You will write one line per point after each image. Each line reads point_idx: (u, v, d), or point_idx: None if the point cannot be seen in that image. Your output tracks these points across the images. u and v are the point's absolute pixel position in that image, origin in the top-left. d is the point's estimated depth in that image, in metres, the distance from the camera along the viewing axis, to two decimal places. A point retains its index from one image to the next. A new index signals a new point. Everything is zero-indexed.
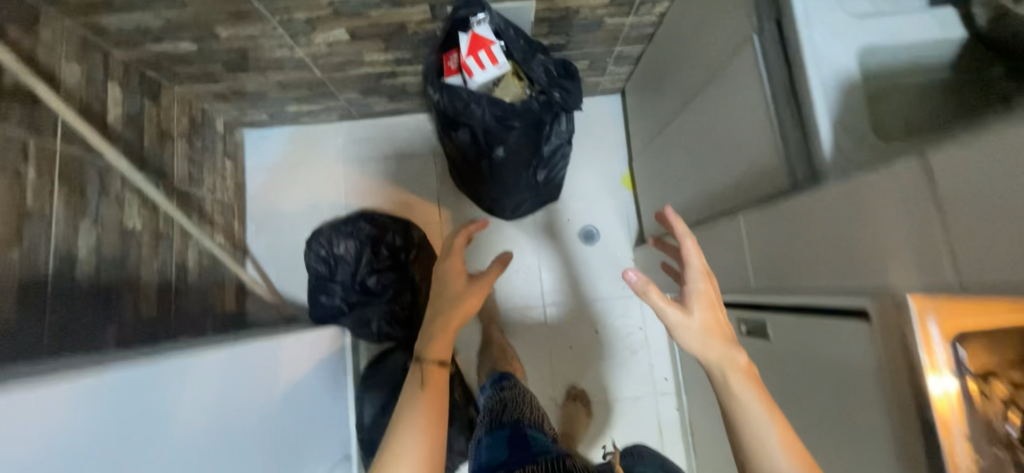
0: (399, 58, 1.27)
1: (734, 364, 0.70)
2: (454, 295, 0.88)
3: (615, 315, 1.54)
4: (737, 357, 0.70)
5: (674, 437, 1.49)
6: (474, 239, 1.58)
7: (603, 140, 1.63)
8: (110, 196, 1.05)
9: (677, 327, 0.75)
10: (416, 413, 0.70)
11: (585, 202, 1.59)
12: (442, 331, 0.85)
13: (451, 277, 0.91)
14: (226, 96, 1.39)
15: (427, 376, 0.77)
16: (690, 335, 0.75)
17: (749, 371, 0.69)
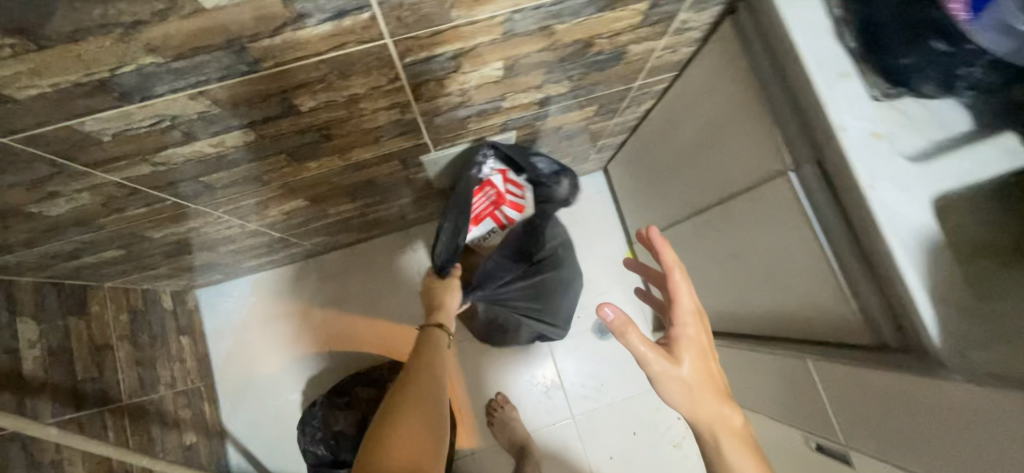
0: (370, 201, 1.11)
1: (728, 427, 0.68)
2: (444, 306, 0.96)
3: (649, 409, 1.42)
4: (728, 415, 0.68)
5: None
6: (483, 358, 1.44)
7: (598, 220, 1.52)
8: (43, 468, 0.83)
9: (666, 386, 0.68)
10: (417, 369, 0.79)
11: (594, 292, 1.48)
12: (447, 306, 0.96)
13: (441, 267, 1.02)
14: (170, 274, 1.18)
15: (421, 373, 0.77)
16: (677, 391, 0.69)
17: (736, 427, 0.69)
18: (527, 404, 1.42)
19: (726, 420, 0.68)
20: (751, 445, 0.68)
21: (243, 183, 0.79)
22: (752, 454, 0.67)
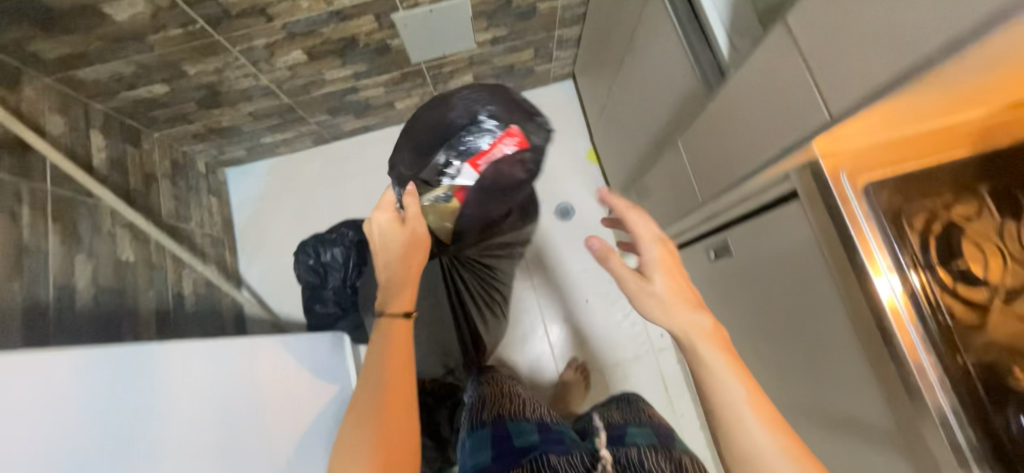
0: (358, 71, 1.36)
1: (700, 332, 0.61)
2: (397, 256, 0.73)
3: (601, 282, 1.59)
4: (701, 321, 0.62)
5: (680, 389, 1.51)
6: None
7: (565, 122, 1.71)
8: (101, 232, 1.12)
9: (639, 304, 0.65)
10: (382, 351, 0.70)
11: (558, 181, 1.67)
12: (408, 286, 0.74)
13: (393, 223, 0.73)
14: (203, 136, 1.48)
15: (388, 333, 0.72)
16: (655, 309, 0.64)
17: (719, 336, 0.61)
18: None
19: (696, 326, 0.62)
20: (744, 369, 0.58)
21: (250, 15, 1.06)
22: (745, 373, 0.58)
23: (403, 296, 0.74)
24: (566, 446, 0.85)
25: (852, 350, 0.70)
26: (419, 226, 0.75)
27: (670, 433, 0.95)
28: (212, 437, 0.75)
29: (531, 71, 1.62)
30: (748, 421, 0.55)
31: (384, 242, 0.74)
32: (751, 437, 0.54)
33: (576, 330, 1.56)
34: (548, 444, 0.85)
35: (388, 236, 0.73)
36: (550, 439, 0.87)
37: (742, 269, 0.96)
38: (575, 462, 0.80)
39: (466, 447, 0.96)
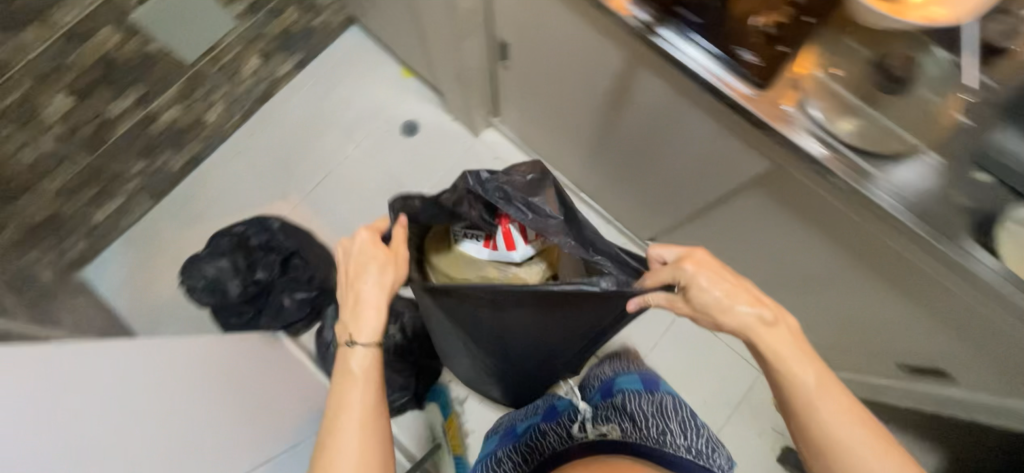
0: (140, 94, 1.38)
1: (747, 324, 0.69)
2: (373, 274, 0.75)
3: (471, 164, 1.74)
4: (742, 316, 0.69)
5: None
6: (330, 198, 1.72)
7: (369, 60, 1.83)
8: None
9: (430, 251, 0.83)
10: (349, 372, 0.75)
11: (392, 108, 1.79)
12: (373, 319, 0.75)
13: (368, 248, 0.76)
14: (27, 239, 1.41)
15: (359, 358, 0.75)
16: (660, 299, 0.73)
17: (775, 323, 0.70)
18: (379, 211, 1.72)
19: (743, 323, 0.69)
20: (807, 349, 0.70)
21: None
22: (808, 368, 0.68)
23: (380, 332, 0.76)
24: (557, 411, 1.11)
25: (580, 25, 0.90)
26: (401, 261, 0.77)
27: (655, 380, 1.18)
28: (128, 430, 0.79)
29: (311, 30, 1.71)
30: (806, 380, 0.68)
31: (371, 273, 0.75)
32: (805, 385, 0.68)
33: None
34: (546, 418, 1.11)
35: (372, 282, 0.75)
36: (547, 414, 1.12)
37: (518, 49, 1.14)
38: (560, 419, 1.07)
39: (485, 446, 1.29)
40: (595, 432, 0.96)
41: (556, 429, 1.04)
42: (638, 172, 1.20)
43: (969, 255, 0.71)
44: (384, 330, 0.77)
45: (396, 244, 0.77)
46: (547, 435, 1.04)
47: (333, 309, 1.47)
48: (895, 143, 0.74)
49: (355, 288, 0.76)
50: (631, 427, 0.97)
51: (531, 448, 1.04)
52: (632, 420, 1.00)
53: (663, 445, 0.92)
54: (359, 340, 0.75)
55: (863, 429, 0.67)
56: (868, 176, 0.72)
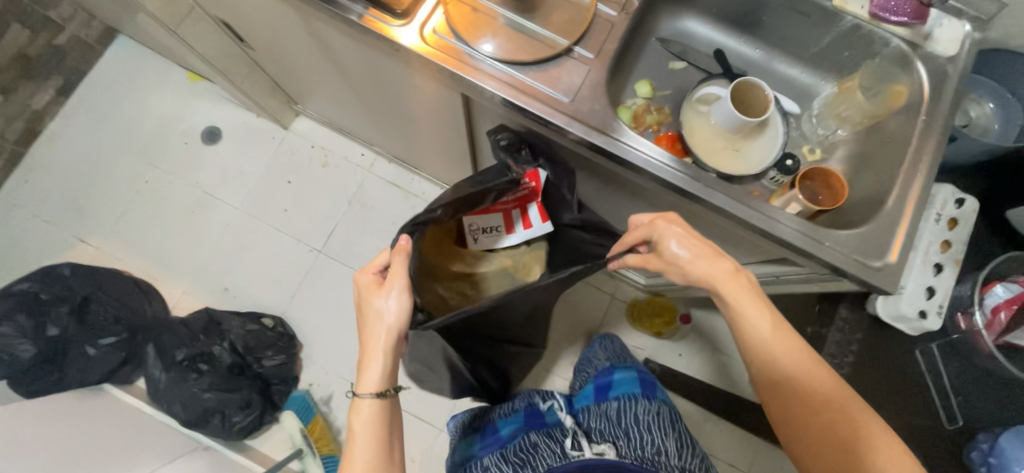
0: None
1: (724, 272, 0.69)
2: (378, 309, 0.74)
3: (286, 158, 1.63)
4: (725, 266, 0.69)
5: (408, 178, 1.64)
6: (135, 227, 1.56)
7: (147, 69, 1.65)
8: None
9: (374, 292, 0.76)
10: (369, 420, 0.73)
11: (185, 117, 1.63)
12: (379, 359, 0.74)
13: (371, 291, 0.76)
14: None
15: (365, 412, 0.73)
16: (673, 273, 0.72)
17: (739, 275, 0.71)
18: (197, 231, 1.57)
19: (709, 273, 0.70)
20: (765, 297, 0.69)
21: None
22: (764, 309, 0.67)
23: (389, 375, 0.75)
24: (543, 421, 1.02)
25: None
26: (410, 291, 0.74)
27: (653, 388, 1.10)
28: None
29: (59, 48, 1.52)
30: (760, 324, 0.68)
31: (382, 308, 0.74)
32: (758, 327, 0.67)
33: (303, 208, 1.61)
34: (530, 428, 1.00)
35: (379, 308, 0.74)
36: (532, 421, 1.03)
37: (237, 23, 1.05)
38: (550, 432, 0.96)
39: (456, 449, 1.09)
40: (592, 450, 0.84)
41: (548, 442, 0.92)
42: (410, 127, 1.16)
43: (624, 145, 0.69)
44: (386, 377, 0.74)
45: (394, 277, 0.74)
46: (538, 449, 0.91)
47: (151, 347, 1.35)
48: (542, 50, 0.71)
49: (370, 326, 0.75)
50: (625, 445, 0.88)
51: (522, 461, 0.91)
52: (626, 436, 0.91)
53: (655, 463, 0.83)
54: (363, 390, 0.73)
55: (799, 363, 0.66)
56: (522, 88, 0.70)
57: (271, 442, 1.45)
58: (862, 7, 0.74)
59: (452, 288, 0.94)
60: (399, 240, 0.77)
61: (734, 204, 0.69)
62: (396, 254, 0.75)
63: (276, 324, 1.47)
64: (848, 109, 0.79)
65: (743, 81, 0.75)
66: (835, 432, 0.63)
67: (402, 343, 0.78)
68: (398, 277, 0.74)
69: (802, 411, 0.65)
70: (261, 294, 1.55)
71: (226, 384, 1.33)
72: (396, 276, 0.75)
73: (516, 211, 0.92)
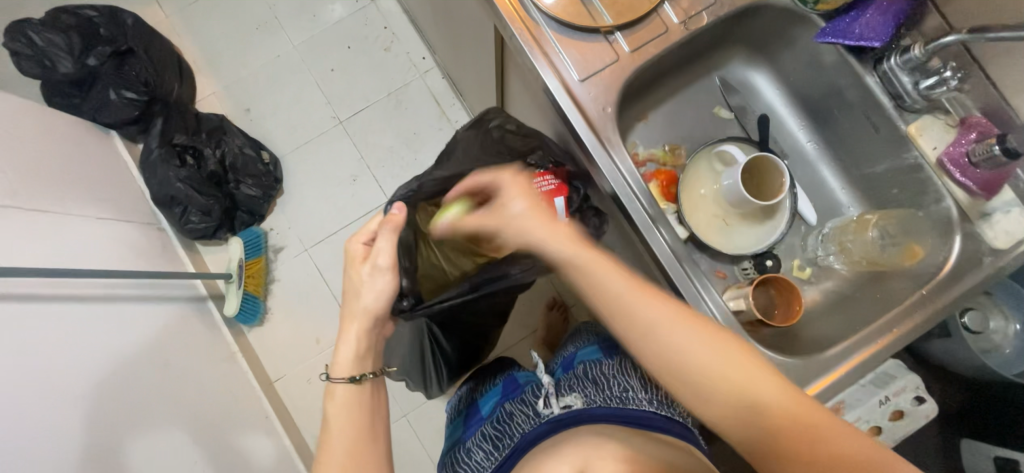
0: None
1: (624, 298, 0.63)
2: (361, 289, 0.64)
3: (357, 26, 1.66)
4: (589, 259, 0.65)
5: (450, 99, 1.62)
6: (205, 17, 1.65)
7: None
8: None
9: (359, 267, 0.65)
10: (340, 400, 0.66)
11: None
12: (354, 338, 0.65)
13: (357, 266, 0.65)
14: None
15: (338, 394, 0.65)
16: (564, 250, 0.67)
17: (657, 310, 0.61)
18: (251, 48, 1.65)
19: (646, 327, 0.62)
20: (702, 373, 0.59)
21: None
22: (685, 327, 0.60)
23: (364, 357, 0.67)
24: (519, 387, 0.92)
25: None
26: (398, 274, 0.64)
27: (616, 341, 0.97)
28: None
29: None
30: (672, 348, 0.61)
31: (364, 285, 0.64)
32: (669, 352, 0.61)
33: (347, 77, 1.64)
34: (507, 398, 0.91)
35: (365, 286, 0.64)
36: (507, 391, 0.93)
37: None
38: (523, 395, 0.88)
39: (448, 433, 1.01)
40: (560, 405, 0.79)
41: (523, 409, 0.84)
42: (459, 47, 1.14)
43: (611, 153, 0.65)
44: (364, 357, 0.66)
45: (379, 253, 0.63)
46: (511, 418, 0.84)
47: (160, 121, 1.43)
48: (584, 17, 0.66)
49: (348, 305, 0.66)
50: (595, 391, 0.81)
51: (500, 432, 0.83)
52: (595, 384, 0.83)
53: (624, 402, 0.77)
54: (337, 373, 0.65)
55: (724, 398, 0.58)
56: (543, 45, 0.66)
57: (216, 257, 1.56)
58: (934, 148, 0.65)
59: (459, 268, 0.76)
60: (393, 208, 0.64)
61: (679, 269, 0.65)
62: (386, 227, 0.63)
63: (271, 162, 1.55)
64: (854, 243, 0.70)
65: (761, 156, 0.69)
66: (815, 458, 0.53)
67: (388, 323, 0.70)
68: (383, 257, 0.63)
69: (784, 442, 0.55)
70: (272, 131, 1.61)
71: (201, 187, 1.42)
72: (382, 251, 0.63)
73: None
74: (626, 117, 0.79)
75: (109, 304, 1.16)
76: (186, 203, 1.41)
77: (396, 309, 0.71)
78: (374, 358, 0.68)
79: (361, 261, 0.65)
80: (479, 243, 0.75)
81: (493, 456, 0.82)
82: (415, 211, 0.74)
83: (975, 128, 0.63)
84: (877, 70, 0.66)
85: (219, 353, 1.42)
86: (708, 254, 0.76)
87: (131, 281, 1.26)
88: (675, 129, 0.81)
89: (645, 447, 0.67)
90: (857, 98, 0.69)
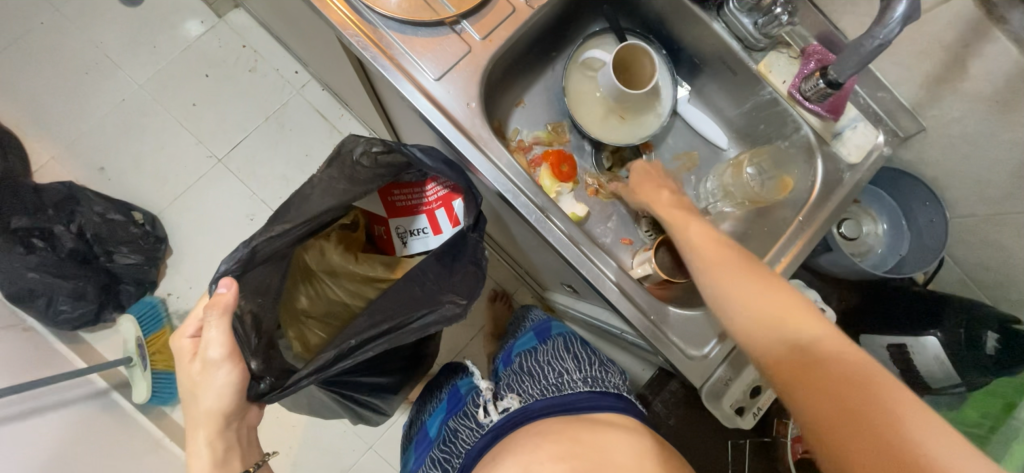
0: None
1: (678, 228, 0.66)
2: (197, 391, 0.56)
3: (211, 49, 1.48)
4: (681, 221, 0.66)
5: (337, 111, 1.51)
6: (19, 72, 1.40)
7: None
8: None
9: (190, 366, 0.57)
10: None
11: None
12: (207, 446, 0.57)
13: (188, 364, 0.57)
14: None
15: None
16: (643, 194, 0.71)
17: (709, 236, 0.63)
18: (88, 97, 1.42)
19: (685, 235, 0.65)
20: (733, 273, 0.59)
21: None
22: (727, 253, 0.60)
23: (227, 461, 0.59)
24: (462, 398, 0.90)
25: None
26: (239, 360, 0.56)
27: (548, 324, 0.97)
28: None
29: None
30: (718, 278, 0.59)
31: (200, 385, 0.56)
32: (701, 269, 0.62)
33: (213, 108, 1.47)
34: (451, 412, 0.89)
35: (202, 387, 0.56)
36: (452, 405, 0.91)
37: None
38: (465, 407, 0.86)
39: (402, 463, 0.99)
40: (498, 410, 0.79)
41: (465, 425, 0.83)
42: (322, 54, 1.04)
43: (487, 149, 0.62)
44: (226, 460, 0.58)
45: (209, 345, 0.55)
46: (457, 435, 0.83)
47: None
48: (426, 13, 0.61)
49: (188, 413, 0.57)
50: (530, 385, 0.81)
51: (447, 453, 0.83)
52: (530, 375, 0.83)
53: (560, 389, 0.78)
54: None
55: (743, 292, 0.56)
56: (388, 49, 0.61)
57: (110, 341, 1.37)
58: (783, 81, 0.68)
59: (361, 298, 0.78)
60: (218, 287, 0.55)
61: (579, 254, 0.64)
62: (212, 312, 0.55)
63: (146, 222, 1.36)
64: (734, 186, 0.72)
65: (627, 46, 0.68)
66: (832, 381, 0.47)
67: (251, 413, 0.62)
68: (212, 350, 0.55)
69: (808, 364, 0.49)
70: (139, 187, 1.41)
71: (63, 270, 1.23)
72: (212, 342, 0.55)
73: (441, 208, 0.74)
74: (502, 104, 0.76)
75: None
76: (48, 294, 1.22)
77: (253, 394, 0.58)
78: (241, 458, 0.60)
79: (192, 358, 0.57)
80: (375, 267, 0.78)
81: None
82: (267, 264, 0.65)
83: (814, 57, 0.67)
84: (721, 15, 0.68)
85: (141, 445, 1.26)
86: (601, 218, 0.78)
87: (3, 400, 1.03)
88: (554, 107, 0.79)
89: (579, 433, 0.68)
90: (711, 47, 0.71)
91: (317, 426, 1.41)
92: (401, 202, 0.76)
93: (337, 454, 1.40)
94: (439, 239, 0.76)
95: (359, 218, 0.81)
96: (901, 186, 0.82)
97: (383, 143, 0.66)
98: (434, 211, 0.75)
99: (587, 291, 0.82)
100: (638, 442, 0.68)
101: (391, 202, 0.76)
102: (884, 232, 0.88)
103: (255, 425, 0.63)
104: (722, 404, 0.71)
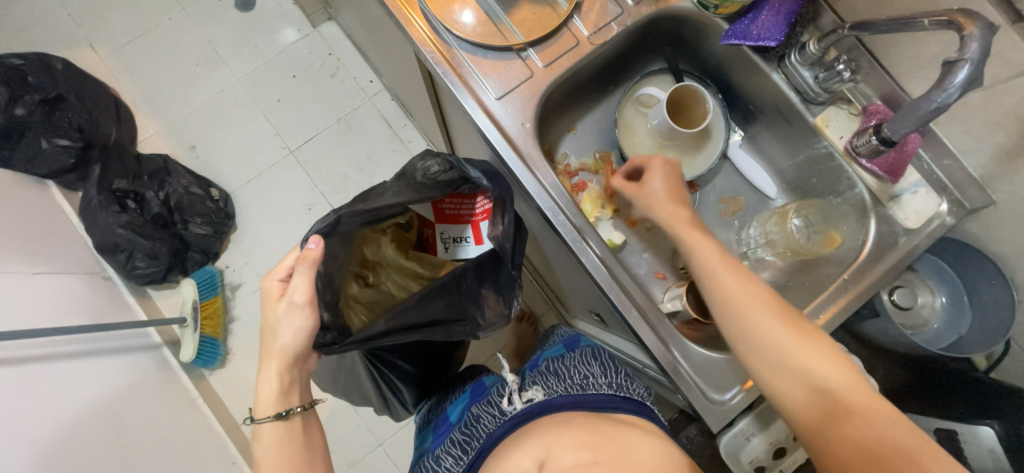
0: None
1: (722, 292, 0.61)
2: (278, 327, 0.65)
3: (301, 55, 1.64)
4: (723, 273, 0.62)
5: (401, 120, 1.62)
6: (143, 57, 1.62)
7: None
8: None
9: (276, 306, 0.66)
10: (269, 439, 0.66)
11: None
12: (275, 377, 0.66)
13: (274, 304, 0.66)
14: None
15: (269, 434, 0.67)
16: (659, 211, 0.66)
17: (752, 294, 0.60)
18: (193, 83, 1.62)
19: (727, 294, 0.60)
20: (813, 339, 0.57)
21: None
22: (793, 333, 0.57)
23: (287, 394, 0.68)
24: (487, 390, 0.90)
25: None
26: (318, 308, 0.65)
27: (576, 337, 0.95)
28: None
29: None
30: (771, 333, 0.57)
31: (280, 324, 0.65)
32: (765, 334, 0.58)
33: (294, 106, 1.62)
34: (474, 400, 0.89)
35: (282, 326, 0.64)
36: (476, 394, 0.91)
37: None
38: (489, 397, 0.85)
39: (416, 446, 0.99)
40: (522, 400, 0.77)
41: (489, 410, 0.82)
42: (396, 66, 1.14)
43: (534, 168, 0.66)
44: (286, 394, 0.67)
45: (295, 290, 0.63)
46: (479, 420, 0.82)
47: (97, 169, 1.38)
48: (496, 39, 0.66)
49: (267, 345, 0.66)
50: (556, 381, 0.80)
51: (467, 436, 0.81)
52: (557, 374, 0.82)
53: (585, 387, 0.77)
54: (260, 417, 0.66)
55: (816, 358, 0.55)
56: (457, 67, 0.66)
57: (169, 300, 1.51)
58: (841, 137, 0.68)
59: (407, 292, 0.82)
60: (308, 243, 0.64)
61: (612, 280, 0.65)
62: (302, 263, 0.63)
63: (219, 196, 1.51)
64: (778, 235, 0.73)
65: (689, 89, 0.70)
66: (867, 452, 0.48)
67: (311, 359, 0.71)
68: (298, 293, 0.63)
69: (839, 428, 0.51)
70: (220, 166, 1.57)
71: (146, 230, 1.38)
72: (297, 288, 0.64)
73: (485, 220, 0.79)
74: (554, 130, 0.80)
75: (50, 364, 1.07)
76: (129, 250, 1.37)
77: (317, 343, 0.67)
78: (298, 394, 0.69)
79: (279, 298, 0.66)
80: (422, 266, 0.83)
81: (462, 459, 0.80)
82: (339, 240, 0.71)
83: (876, 115, 0.66)
84: (781, 66, 0.69)
85: (178, 400, 1.35)
86: (638, 251, 0.79)
87: (69, 340, 1.17)
88: (604, 138, 0.82)
89: (604, 427, 0.69)
90: (768, 96, 0.72)
91: (334, 415, 1.45)
92: (450, 211, 0.81)
93: (348, 444, 1.44)
94: (480, 249, 0.81)
95: (412, 221, 0.86)
96: (966, 262, 0.77)
97: (440, 164, 0.74)
98: (479, 223, 0.80)
99: (614, 323, 0.82)
100: (665, 443, 0.68)
101: (440, 209, 0.81)
102: (941, 306, 0.82)
103: (310, 371, 0.72)
104: (742, 462, 0.68)
